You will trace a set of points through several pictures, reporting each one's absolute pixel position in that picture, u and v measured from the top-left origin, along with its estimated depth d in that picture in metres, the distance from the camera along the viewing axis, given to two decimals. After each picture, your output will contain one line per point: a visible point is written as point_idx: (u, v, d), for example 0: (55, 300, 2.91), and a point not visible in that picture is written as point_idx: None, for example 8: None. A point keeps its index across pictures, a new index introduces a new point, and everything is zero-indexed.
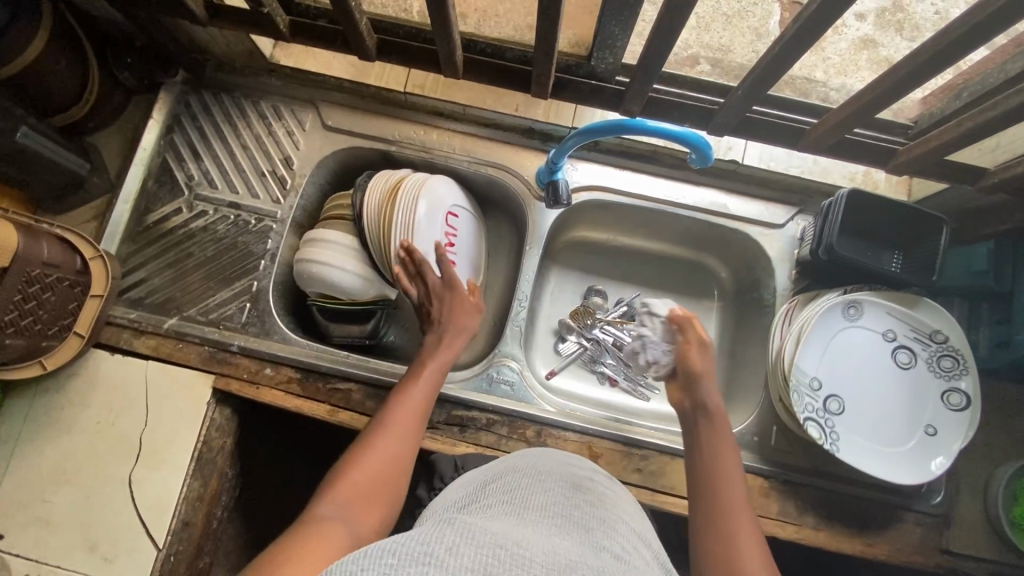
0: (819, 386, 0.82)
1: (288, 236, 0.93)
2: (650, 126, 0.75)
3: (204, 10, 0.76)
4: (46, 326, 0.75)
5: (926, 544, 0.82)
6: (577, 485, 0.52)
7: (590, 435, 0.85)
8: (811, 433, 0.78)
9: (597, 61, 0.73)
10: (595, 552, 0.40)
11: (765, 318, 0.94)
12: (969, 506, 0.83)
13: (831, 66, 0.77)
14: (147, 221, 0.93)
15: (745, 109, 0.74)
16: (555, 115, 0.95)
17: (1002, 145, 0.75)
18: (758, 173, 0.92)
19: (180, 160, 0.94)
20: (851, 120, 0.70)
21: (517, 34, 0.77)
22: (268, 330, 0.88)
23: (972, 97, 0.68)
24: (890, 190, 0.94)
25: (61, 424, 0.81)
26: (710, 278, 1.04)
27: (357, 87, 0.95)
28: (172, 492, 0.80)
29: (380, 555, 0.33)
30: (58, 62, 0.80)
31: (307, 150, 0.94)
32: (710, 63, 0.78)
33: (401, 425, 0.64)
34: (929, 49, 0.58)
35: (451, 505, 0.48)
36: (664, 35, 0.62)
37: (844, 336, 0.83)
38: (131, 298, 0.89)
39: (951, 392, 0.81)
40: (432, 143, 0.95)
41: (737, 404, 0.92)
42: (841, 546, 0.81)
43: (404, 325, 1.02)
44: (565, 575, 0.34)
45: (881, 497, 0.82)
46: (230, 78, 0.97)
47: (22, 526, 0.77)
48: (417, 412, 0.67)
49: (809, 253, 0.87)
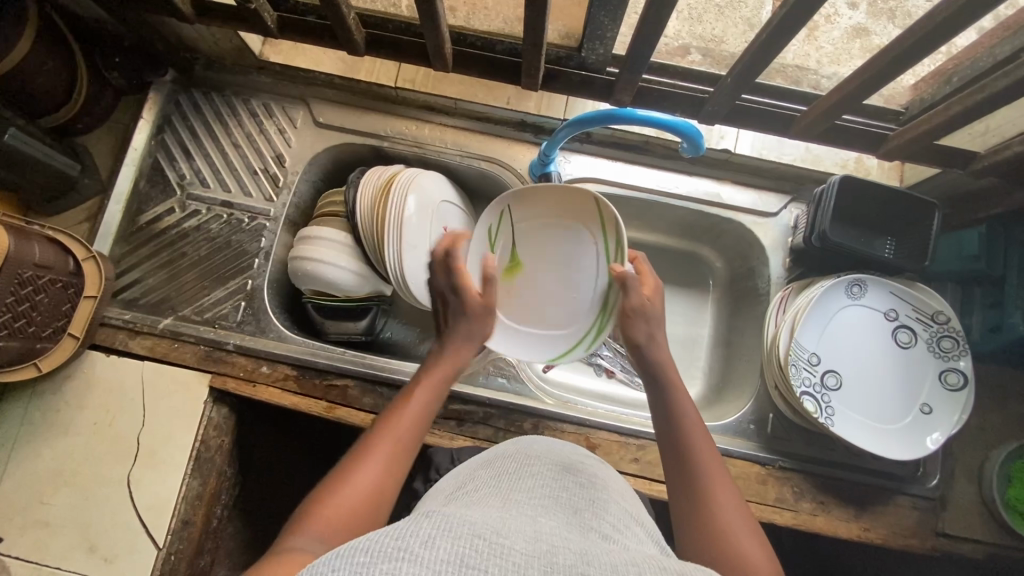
0: (817, 361, 0.82)
1: (282, 234, 0.93)
2: (640, 116, 0.75)
3: (190, 8, 0.76)
4: (40, 328, 0.75)
5: (922, 528, 0.82)
6: (566, 468, 0.52)
7: (587, 426, 0.85)
8: (807, 406, 0.79)
9: (587, 53, 0.73)
10: (581, 532, 0.41)
11: (759, 306, 0.94)
12: (965, 488, 0.84)
13: (823, 55, 0.75)
14: (140, 222, 0.92)
15: (735, 97, 0.74)
16: (546, 108, 0.94)
17: (992, 128, 0.76)
18: (750, 162, 0.92)
19: (172, 159, 0.94)
20: (840, 106, 0.70)
21: (507, 27, 0.77)
22: (264, 329, 0.88)
23: (962, 82, 0.68)
24: (883, 176, 0.94)
25: (57, 426, 0.81)
26: (704, 268, 1.04)
27: (348, 83, 0.94)
28: (171, 492, 0.80)
29: (352, 554, 0.32)
30: (44, 62, 0.79)
31: (298, 147, 0.94)
32: (700, 53, 0.78)
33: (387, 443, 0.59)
34: (916, 32, 0.58)
35: (439, 496, 0.49)
36: (653, 24, 0.62)
37: (846, 314, 0.83)
38: (125, 299, 0.89)
39: (948, 373, 0.81)
40: (423, 138, 0.94)
41: (732, 393, 0.93)
42: (839, 530, 0.81)
43: (400, 321, 1.02)
44: (544, 561, 0.34)
45: (876, 481, 0.83)
46: (220, 76, 0.96)
47: (21, 529, 0.77)
48: (406, 439, 0.60)
49: (801, 241, 0.87)
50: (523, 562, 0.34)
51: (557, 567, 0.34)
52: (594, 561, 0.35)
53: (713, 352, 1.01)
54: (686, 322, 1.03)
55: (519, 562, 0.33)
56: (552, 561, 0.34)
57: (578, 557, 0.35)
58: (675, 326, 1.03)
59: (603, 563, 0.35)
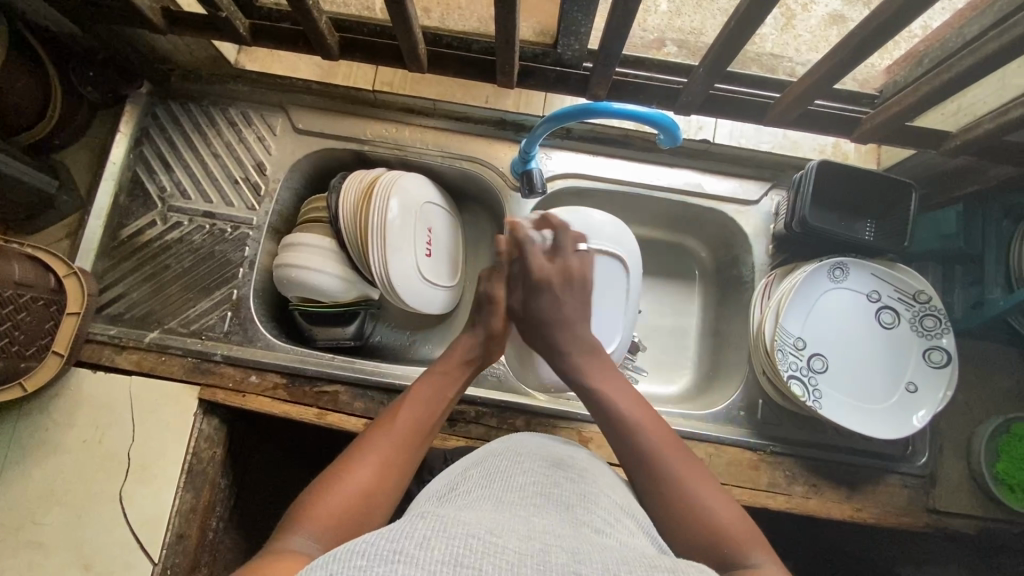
0: (804, 345, 0.83)
1: (266, 243, 0.92)
2: (616, 109, 0.75)
3: (161, 18, 0.75)
4: (23, 346, 0.74)
5: (913, 505, 0.83)
6: (558, 464, 0.53)
7: (579, 420, 0.86)
8: (795, 391, 0.79)
9: (563, 48, 0.73)
10: (574, 529, 0.41)
11: (744, 295, 0.95)
12: (954, 464, 0.85)
13: (802, 43, 0.79)
14: (121, 236, 0.92)
15: (710, 86, 0.74)
16: (525, 105, 0.94)
17: (964, 107, 0.77)
18: (728, 151, 0.93)
19: (151, 172, 0.93)
20: (813, 91, 0.70)
21: (480, 26, 0.78)
22: (251, 338, 0.88)
23: (933, 62, 0.69)
24: (860, 160, 0.95)
25: (47, 444, 0.80)
26: (689, 257, 1.05)
27: (326, 88, 0.94)
28: (164, 507, 0.79)
29: (349, 558, 0.33)
30: (16, 78, 0.79)
31: (279, 154, 0.94)
32: (676, 45, 0.81)
33: (383, 448, 0.58)
34: (881, 14, 0.58)
35: (432, 496, 0.49)
36: (623, 17, 0.62)
37: (831, 297, 0.84)
38: (110, 315, 0.88)
39: (932, 350, 0.82)
40: (404, 141, 0.95)
41: (722, 382, 0.93)
42: (834, 509, 0.82)
43: (390, 324, 1.02)
44: (538, 559, 0.34)
45: (867, 461, 0.84)
46: (196, 86, 0.96)
47: (13, 550, 0.76)
48: (402, 443, 0.59)
49: (783, 227, 0.88)
50: (517, 560, 0.34)
51: (550, 565, 0.34)
52: (586, 559, 0.35)
53: (702, 342, 1.01)
54: (674, 313, 1.03)
55: (514, 562, 0.34)
56: (545, 560, 0.34)
57: (570, 554, 0.36)
58: (663, 318, 1.03)
59: (594, 560, 0.35)
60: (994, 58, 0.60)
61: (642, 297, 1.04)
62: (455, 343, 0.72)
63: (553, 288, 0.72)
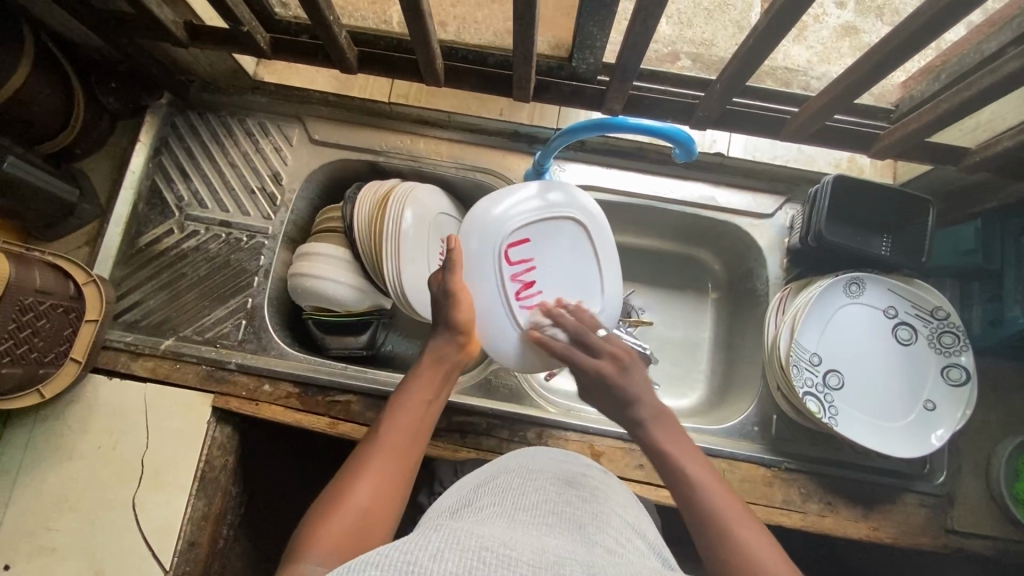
0: (819, 361, 0.82)
1: (280, 251, 0.93)
2: (633, 124, 0.76)
3: (184, 32, 0.77)
4: (42, 353, 0.75)
5: (931, 526, 0.82)
6: (570, 482, 0.52)
7: (592, 434, 0.85)
8: (810, 407, 0.78)
9: (578, 62, 0.74)
10: (585, 547, 0.41)
11: (758, 308, 0.95)
12: (973, 485, 0.83)
13: (813, 55, 0.78)
14: (139, 244, 0.93)
15: (725, 102, 0.74)
16: (539, 117, 0.95)
17: (982, 124, 0.76)
18: (743, 164, 0.93)
19: (169, 181, 0.95)
20: (830, 107, 0.70)
21: (496, 39, 0.79)
22: (265, 346, 0.88)
23: (950, 78, 0.69)
24: (875, 174, 0.95)
25: (63, 450, 0.81)
26: (702, 270, 1.04)
27: (342, 100, 0.95)
28: (177, 515, 0.80)
29: (364, 568, 0.33)
30: (41, 88, 0.80)
31: (296, 164, 0.95)
32: (691, 58, 0.81)
33: (379, 464, 0.57)
34: (902, 32, 0.58)
35: (444, 511, 0.49)
36: (641, 33, 0.63)
37: (846, 312, 0.83)
38: (126, 322, 0.89)
39: (950, 368, 0.81)
40: (419, 152, 0.95)
41: (735, 397, 0.92)
42: (849, 527, 0.81)
43: (401, 334, 1.02)
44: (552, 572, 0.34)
45: (883, 479, 0.83)
46: (214, 97, 0.97)
47: (28, 555, 0.77)
48: (399, 452, 0.58)
49: (799, 242, 0.87)
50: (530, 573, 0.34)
51: None
52: None
53: (715, 355, 1.00)
54: (687, 325, 1.03)
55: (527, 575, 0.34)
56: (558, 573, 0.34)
57: (584, 569, 0.36)
58: (675, 329, 1.03)
59: None
60: (1012, 78, 0.60)
61: (655, 309, 1.04)
62: (429, 348, 0.70)
63: (620, 378, 0.65)
